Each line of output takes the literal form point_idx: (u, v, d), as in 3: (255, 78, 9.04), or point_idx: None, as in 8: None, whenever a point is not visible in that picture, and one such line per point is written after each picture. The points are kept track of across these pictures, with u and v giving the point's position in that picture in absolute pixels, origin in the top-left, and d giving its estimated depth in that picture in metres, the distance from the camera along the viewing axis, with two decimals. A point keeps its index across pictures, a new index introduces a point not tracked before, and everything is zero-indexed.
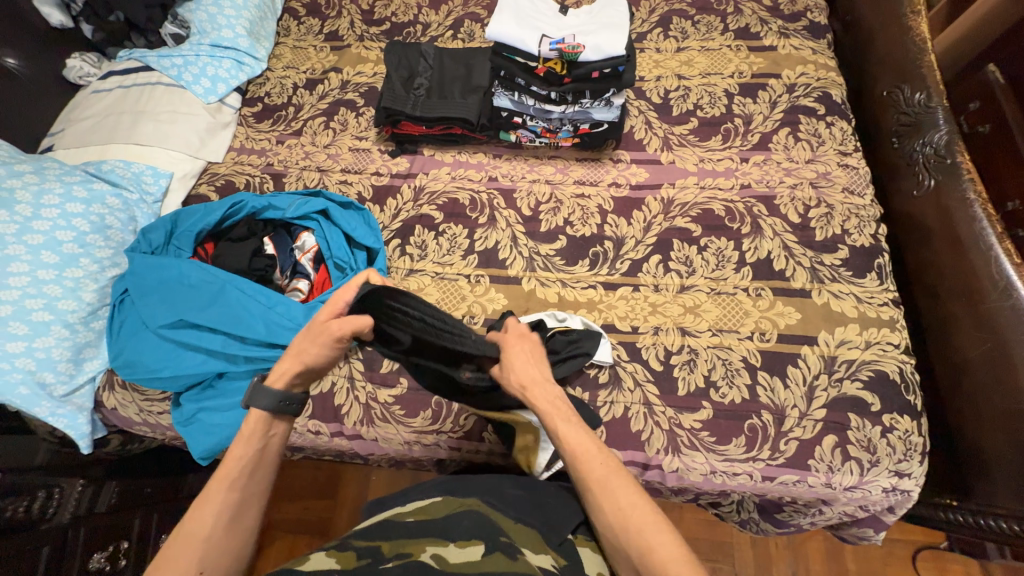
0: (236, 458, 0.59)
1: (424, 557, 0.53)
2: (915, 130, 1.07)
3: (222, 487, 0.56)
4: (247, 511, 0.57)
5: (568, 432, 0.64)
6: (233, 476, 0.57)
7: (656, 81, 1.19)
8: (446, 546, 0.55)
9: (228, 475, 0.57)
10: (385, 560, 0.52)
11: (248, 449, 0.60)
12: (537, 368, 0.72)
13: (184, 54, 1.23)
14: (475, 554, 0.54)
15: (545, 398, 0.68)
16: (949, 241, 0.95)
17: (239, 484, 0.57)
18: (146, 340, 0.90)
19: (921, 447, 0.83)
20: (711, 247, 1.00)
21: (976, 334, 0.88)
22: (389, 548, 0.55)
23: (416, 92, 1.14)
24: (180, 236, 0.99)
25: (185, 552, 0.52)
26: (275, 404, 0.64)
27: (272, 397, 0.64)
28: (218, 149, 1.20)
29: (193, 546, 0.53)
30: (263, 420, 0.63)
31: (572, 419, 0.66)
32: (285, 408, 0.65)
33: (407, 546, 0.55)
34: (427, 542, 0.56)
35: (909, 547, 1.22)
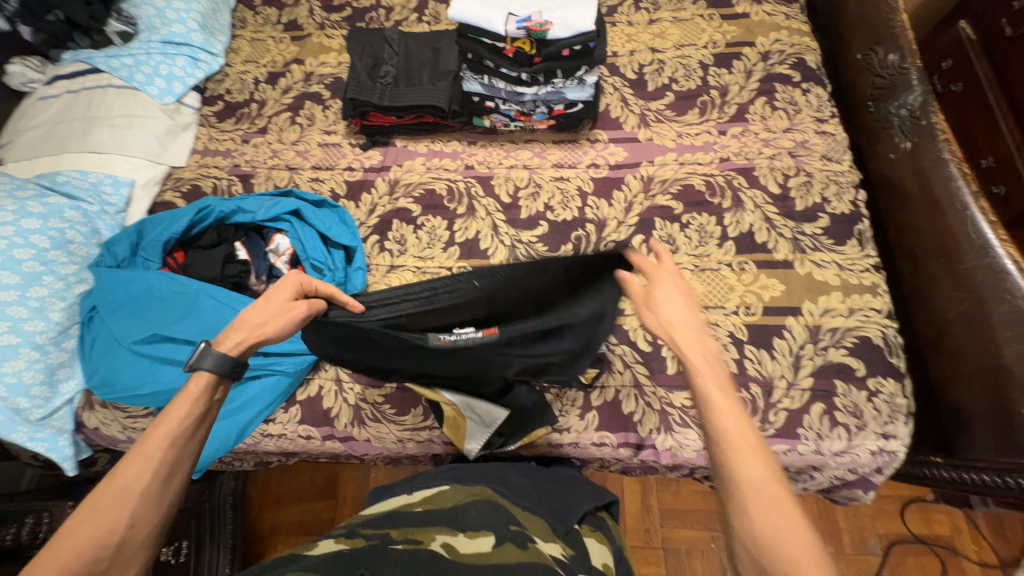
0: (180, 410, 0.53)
1: (434, 546, 0.52)
2: (889, 92, 1.07)
3: (164, 442, 0.51)
4: (180, 473, 0.52)
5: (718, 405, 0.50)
6: (177, 432, 0.52)
7: (630, 55, 1.17)
8: (456, 535, 0.55)
9: (166, 435, 0.51)
10: (395, 542, 0.52)
11: (193, 410, 0.54)
12: (685, 306, 0.60)
13: (133, 53, 1.16)
14: (485, 546, 0.53)
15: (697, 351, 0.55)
16: (927, 202, 0.96)
17: (181, 442, 0.52)
18: (121, 357, 0.87)
19: (905, 408, 0.85)
20: (694, 224, 1.00)
21: (954, 294, 0.89)
22: (398, 533, 0.54)
23: (383, 80, 1.10)
24: (147, 247, 0.95)
25: (112, 507, 0.47)
26: (227, 367, 0.57)
27: (221, 359, 0.57)
28: (179, 154, 1.15)
29: (117, 509, 0.47)
30: (209, 383, 0.57)
31: (729, 391, 0.52)
32: (235, 371, 0.59)
33: (417, 531, 0.54)
34: (436, 530, 0.55)
35: (896, 501, 1.26)
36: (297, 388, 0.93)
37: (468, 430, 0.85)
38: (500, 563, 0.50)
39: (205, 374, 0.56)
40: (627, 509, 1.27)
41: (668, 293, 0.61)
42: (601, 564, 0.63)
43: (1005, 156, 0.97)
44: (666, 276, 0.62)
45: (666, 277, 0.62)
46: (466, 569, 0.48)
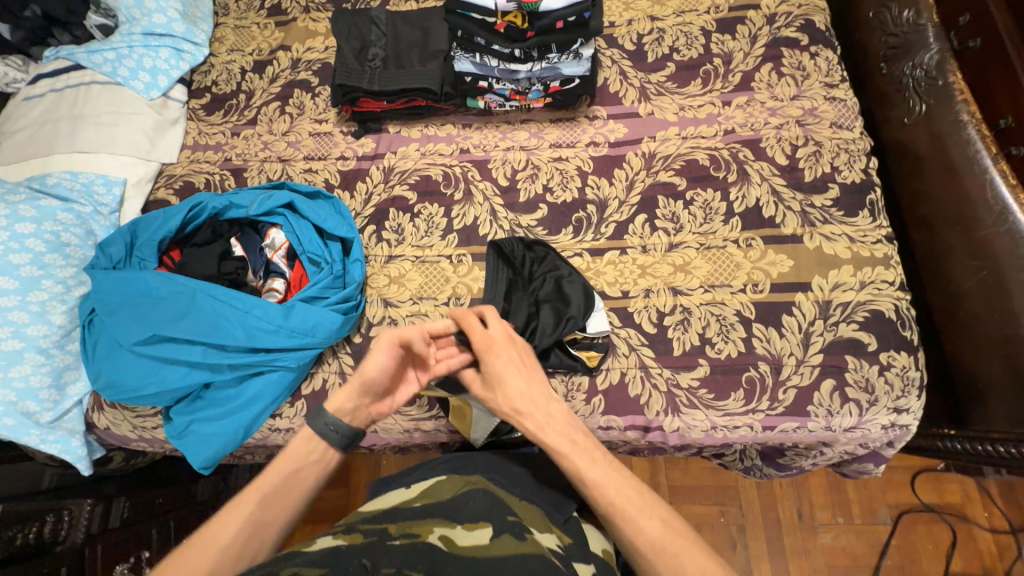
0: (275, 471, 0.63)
1: (432, 539, 0.52)
2: (903, 52, 1.02)
3: (253, 496, 0.60)
4: (263, 529, 0.60)
5: (604, 482, 0.61)
6: (264, 489, 0.61)
7: (628, 25, 1.11)
8: (454, 527, 0.55)
9: (255, 494, 0.61)
10: (393, 536, 0.52)
11: (284, 469, 0.63)
12: (526, 383, 0.71)
13: (115, 46, 1.13)
14: (483, 538, 0.53)
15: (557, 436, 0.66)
16: (942, 167, 0.92)
17: (268, 498, 0.61)
18: (124, 359, 0.87)
19: (919, 381, 0.83)
20: (698, 200, 0.96)
21: (971, 262, 0.86)
22: (396, 528, 0.54)
23: (372, 64, 1.06)
24: (142, 247, 0.94)
25: (201, 553, 0.56)
26: (322, 428, 0.66)
27: (321, 420, 0.67)
28: (169, 149, 1.13)
29: (207, 553, 0.56)
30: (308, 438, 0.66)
31: (596, 458, 0.64)
32: (330, 434, 0.66)
33: (415, 525, 0.55)
34: (435, 522, 0.55)
35: (907, 473, 1.26)
36: (302, 382, 0.92)
37: (474, 424, 0.86)
38: (498, 555, 0.50)
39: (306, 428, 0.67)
40: None
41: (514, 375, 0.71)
42: (601, 550, 0.66)
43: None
44: (494, 349, 0.72)
45: (501, 355, 0.72)
46: (463, 563, 0.48)
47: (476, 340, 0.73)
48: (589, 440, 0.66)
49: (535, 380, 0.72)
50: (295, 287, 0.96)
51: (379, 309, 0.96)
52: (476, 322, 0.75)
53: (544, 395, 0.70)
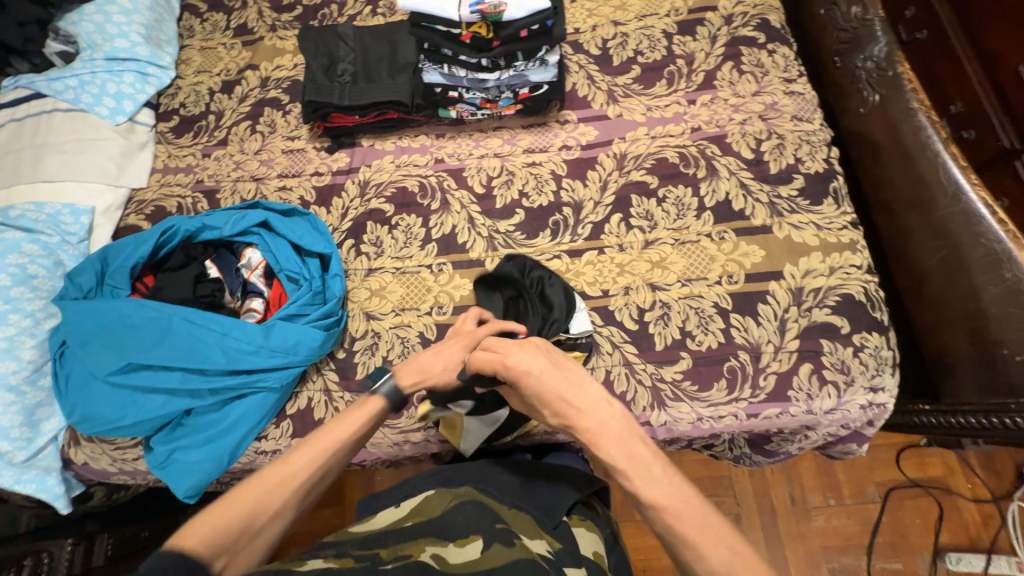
0: (340, 431, 0.64)
1: (424, 557, 0.52)
2: (854, 47, 1.06)
3: (332, 436, 0.63)
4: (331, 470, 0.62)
5: (664, 501, 0.57)
6: (347, 430, 0.65)
7: (592, 31, 1.14)
8: (445, 546, 0.56)
9: (337, 436, 0.64)
10: (385, 562, 0.51)
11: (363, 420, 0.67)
12: (571, 394, 0.65)
13: (77, 73, 1.11)
14: (475, 552, 0.54)
15: (611, 445, 0.61)
16: (899, 153, 0.96)
17: (348, 441, 0.64)
18: (98, 391, 0.85)
19: (892, 360, 0.86)
20: (670, 197, 0.99)
21: (930, 242, 0.90)
22: (388, 552, 0.54)
23: (341, 79, 1.06)
24: (113, 274, 0.92)
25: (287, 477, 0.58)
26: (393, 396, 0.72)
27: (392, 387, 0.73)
28: (139, 174, 1.11)
29: (289, 482, 0.58)
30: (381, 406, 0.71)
31: (653, 469, 0.59)
32: (397, 402, 0.73)
33: (407, 547, 0.55)
34: (425, 541, 0.56)
35: (892, 450, 1.29)
36: (286, 402, 0.91)
37: (462, 437, 0.87)
38: (489, 568, 0.51)
39: (379, 397, 0.71)
40: None
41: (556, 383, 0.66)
42: (592, 552, 0.66)
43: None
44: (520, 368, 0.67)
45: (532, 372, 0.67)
46: None
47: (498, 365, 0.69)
48: (647, 446, 0.61)
49: (575, 382, 0.66)
50: (274, 306, 0.95)
51: (361, 323, 0.96)
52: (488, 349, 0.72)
53: (590, 403, 0.64)
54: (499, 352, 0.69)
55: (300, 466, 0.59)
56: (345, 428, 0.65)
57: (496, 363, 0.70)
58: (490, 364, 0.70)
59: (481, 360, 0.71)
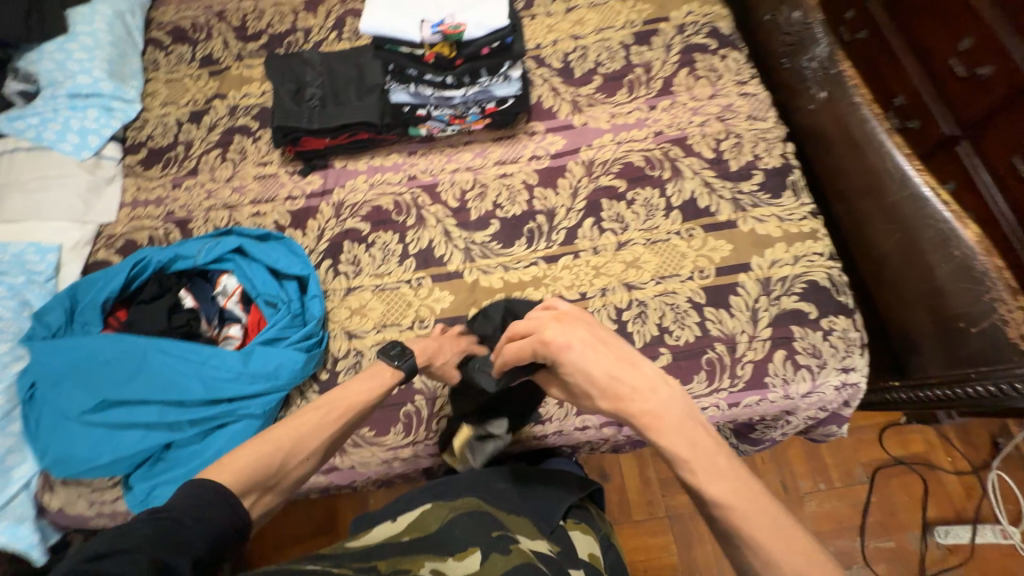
0: (351, 399, 0.72)
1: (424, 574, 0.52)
2: (799, 48, 1.13)
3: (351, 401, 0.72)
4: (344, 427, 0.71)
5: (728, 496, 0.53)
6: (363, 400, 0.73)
7: (553, 45, 1.18)
8: (446, 560, 0.55)
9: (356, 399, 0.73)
10: None
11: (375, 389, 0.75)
12: (625, 376, 0.62)
13: (39, 111, 1.11)
14: (474, 565, 0.54)
15: (671, 429, 0.58)
16: (849, 144, 1.01)
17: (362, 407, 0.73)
18: (72, 431, 0.82)
19: (859, 340, 0.89)
20: (639, 199, 1.02)
21: (886, 226, 0.95)
22: (385, 566, 0.53)
23: (309, 104, 1.08)
24: (84, 310, 0.90)
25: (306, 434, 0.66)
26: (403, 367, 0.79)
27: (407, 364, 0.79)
28: (108, 209, 1.10)
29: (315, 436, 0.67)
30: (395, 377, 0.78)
31: (715, 463, 0.55)
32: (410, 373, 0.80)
33: (406, 562, 0.54)
34: (424, 557, 0.56)
35: (874, 430, 1.33)
36: None
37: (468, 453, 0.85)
38: None
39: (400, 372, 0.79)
40: (628, 488, 1.30)
41: (603, 358, 0.64)
42: (588, 555, 0.67)
43: (985, 34, 1.00)
44: (565, 343, 0.66)
45: (576, 346, 0.65)
46: None
47: (540, 343, 0.67)
48: (705, 431, 0.58)
49: (628, 362, 0.63)
50: (253, 331, 0.94)
51: (343, 342, 0.95)
52: (525, 327, 0.71)
53: (644, 382, 0.61)
54: (543, 330, 0.68)
55: (318, 422, 0.68)
56: (358, 393, 0.74)
57: (540, 341, 0.67)
58: (526, 347, 0.69)
59: (519, 342, 0.70)
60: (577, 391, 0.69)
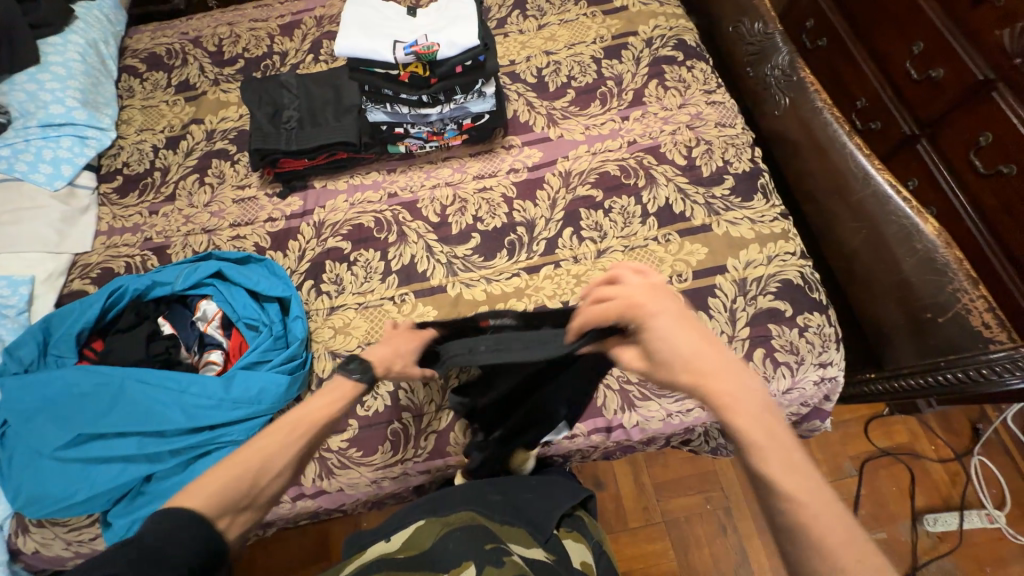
0: (319, 412, 0.63)
1: None
2: (762, 58, 1.18)
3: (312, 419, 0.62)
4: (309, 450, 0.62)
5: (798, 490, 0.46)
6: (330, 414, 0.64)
7: (527, 61, 1.22)
8: None
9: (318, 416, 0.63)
10: None
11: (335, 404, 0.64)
12: (714, 353, 0.54)
13: (9, 142, 1.09)
14: None
15: (750, 419, 0.50)
16: (814, 147, 1.05)
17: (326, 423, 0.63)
18: (45, 469, 0.80)
19: (834, 335, 0.92)
20: (616, 207, 1.04)
21: (853, 224, 0.98)
22: None
23: (287, 125, 1.09)
24: (57, 343, 0.88)
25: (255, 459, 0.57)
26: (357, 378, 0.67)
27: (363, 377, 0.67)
28: (82, 238, 1.08)
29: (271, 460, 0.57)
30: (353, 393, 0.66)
31: (794, 463, 0.48)
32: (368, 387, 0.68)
33: None
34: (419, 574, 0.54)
35: (858, 423, 1.36)
36: None
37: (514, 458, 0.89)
38: None
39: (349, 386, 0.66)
40: (623, 494, 1.30)
41: (691, 330, 0.56)
42: (581, 563, 0.67)
43: (933, 39, 1.06)
44: (656, 307, 0.57)
45: (667, 316, 0.56)
46: None
47: (626, 305, 0.58)
48: (787, 430, 0.51)
49: (711, 343, 0.55)
50: (234, 356, 0.93)
51: (328, 362, 0.94)
52: (611, 291, 0.61)
53: (725, 364, 0.54)
54: (627, 293, 0.59)
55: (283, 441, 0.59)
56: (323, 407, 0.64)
57: (622, 303, 0.58)
58: (612, 308, 0.59)
59: (603, 303, 0.60)
60: (648, 366, 0.58)
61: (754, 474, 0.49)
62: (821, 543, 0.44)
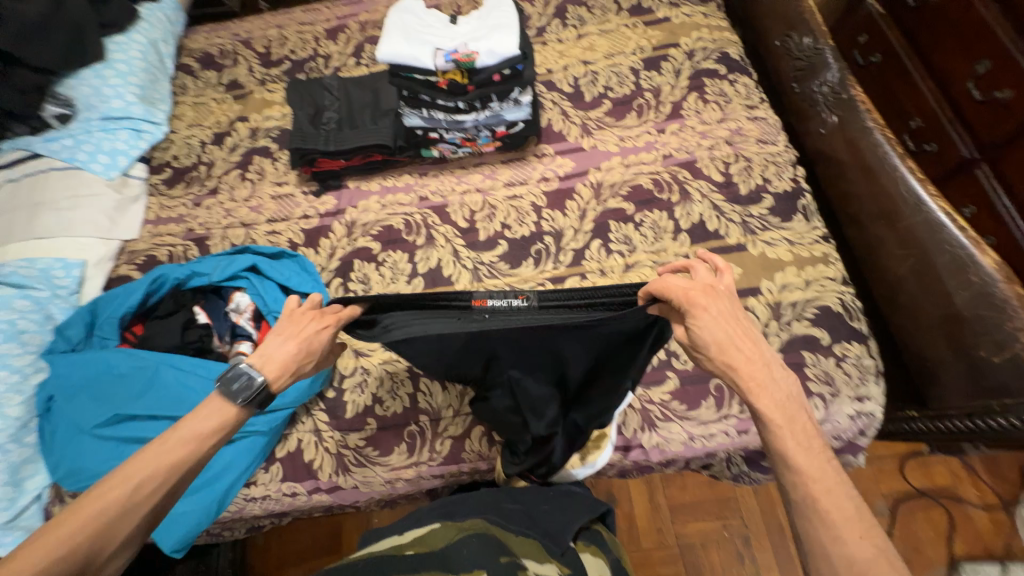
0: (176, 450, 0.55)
1: None
2: (810, 73, 1.14)
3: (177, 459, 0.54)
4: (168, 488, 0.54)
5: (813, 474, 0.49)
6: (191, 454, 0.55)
7: (564, 70, 1.21)
8: None
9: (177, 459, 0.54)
10: None
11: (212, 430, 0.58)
12: (754, 347, 0.55)
13: (73, 133, 1.16)
14: None
15: (775, 406, 0.52)
16: (861, 168, 1.00)
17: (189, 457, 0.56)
18: (83, 445, 0.84)
19: (874, 368, 0.87)
20: (647, 221, 1.02)
21: (900, 252, 0.93)
22: None
23: (326, 126, 1.12)
24: (103, 325, 0.93)
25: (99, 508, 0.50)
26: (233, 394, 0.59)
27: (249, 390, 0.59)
28: (132, 226, 1.15)
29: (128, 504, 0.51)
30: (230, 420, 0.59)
31: (812, 446, 0.51)
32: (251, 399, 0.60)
33: None
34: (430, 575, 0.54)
35: (895, 461, 1.28)
36: (276, 445, 0.91)
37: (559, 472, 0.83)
38: None
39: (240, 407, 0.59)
40: (637, 513, 1.26)
41: (728, 315, 0.56)
42: None
43: (1001, 57, 0.99)
44: (708, 296, 0.57)
45: (716, 307, 0.56)
46: None
47: (683, 294, 0.56)
48: (810, 420, 0.53)
49: (748, 338, 0.56)
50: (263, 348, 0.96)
51: (350, 360, 0.96)
52: (675, 276, 0.59)
53: (761, 358, 0.55)
54: (677, 279, 0.58)
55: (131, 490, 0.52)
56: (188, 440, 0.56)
57: (672, 285, 0.57)
58: (672, 291, 0.57)
59: (665, 284, 0.58)
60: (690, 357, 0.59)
61: (774, 454, 0.52)
62: (834, 521, 0.47)
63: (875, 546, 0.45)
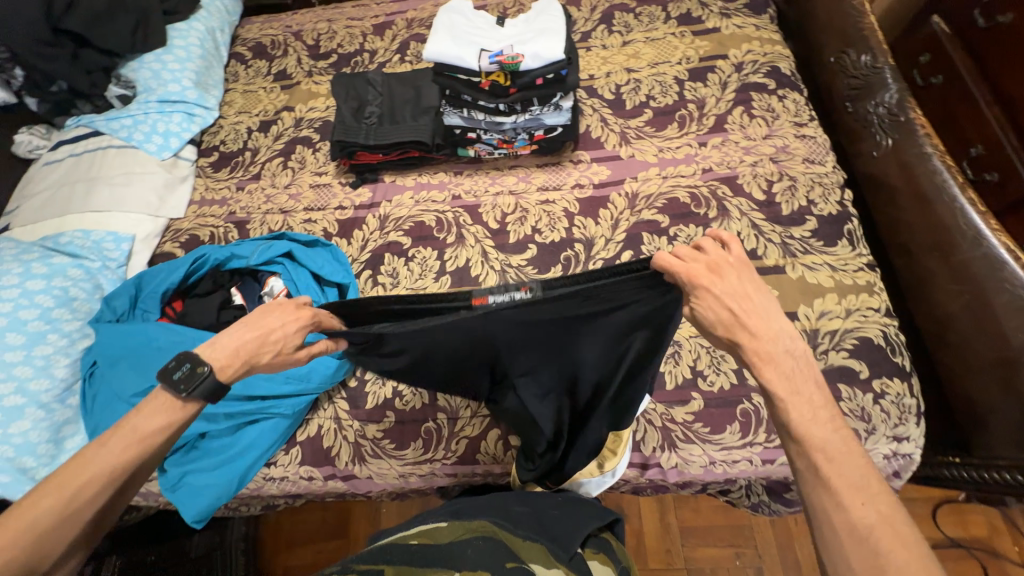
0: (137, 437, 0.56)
1: None
2: (866, 92, 1.09)
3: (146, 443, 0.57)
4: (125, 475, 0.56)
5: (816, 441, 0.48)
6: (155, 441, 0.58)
7: (607, 77, 1.20)
8: None
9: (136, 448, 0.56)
10: None
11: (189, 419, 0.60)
12: (767, 323, 0.52)
13: (133, 113, 1.22)
14: None
15: (780, 376, 0.50)
16: (915, 195, 0.95)
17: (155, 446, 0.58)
18: (119, 411, 0.88)
19: (915, 408, 0.82)
20: (681, 236, 1.00)
21: (953, 287, 0.88)
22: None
23: (368, 120, 1.14)
24: (146, 299, 0.98)
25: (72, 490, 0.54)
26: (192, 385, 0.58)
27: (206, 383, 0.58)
28: (178, 205, 1.19)
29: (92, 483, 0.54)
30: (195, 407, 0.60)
31: (818, 415, 0.49)
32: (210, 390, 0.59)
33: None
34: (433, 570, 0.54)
35: (927, 505, 1.21)
36: (298, 428, 0.93)
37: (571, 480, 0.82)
38: None
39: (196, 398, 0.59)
40: (646, 530, 1.24)
41: (735, 290, 0.54)
42: None
43: None
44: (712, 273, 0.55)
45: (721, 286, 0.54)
46: None
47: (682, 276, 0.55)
48: (820, 394, 0.50)
49: (758, 312, 0.53)
50: None
51: None
52: (674, 254, 0.57)
53: (767, 329, 0.52)
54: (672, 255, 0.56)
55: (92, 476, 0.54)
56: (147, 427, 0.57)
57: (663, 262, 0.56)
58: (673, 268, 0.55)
59: (662, 262, 0.56)
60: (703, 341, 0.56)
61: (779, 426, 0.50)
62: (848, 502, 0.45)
63: (879, 510, 0.44)
